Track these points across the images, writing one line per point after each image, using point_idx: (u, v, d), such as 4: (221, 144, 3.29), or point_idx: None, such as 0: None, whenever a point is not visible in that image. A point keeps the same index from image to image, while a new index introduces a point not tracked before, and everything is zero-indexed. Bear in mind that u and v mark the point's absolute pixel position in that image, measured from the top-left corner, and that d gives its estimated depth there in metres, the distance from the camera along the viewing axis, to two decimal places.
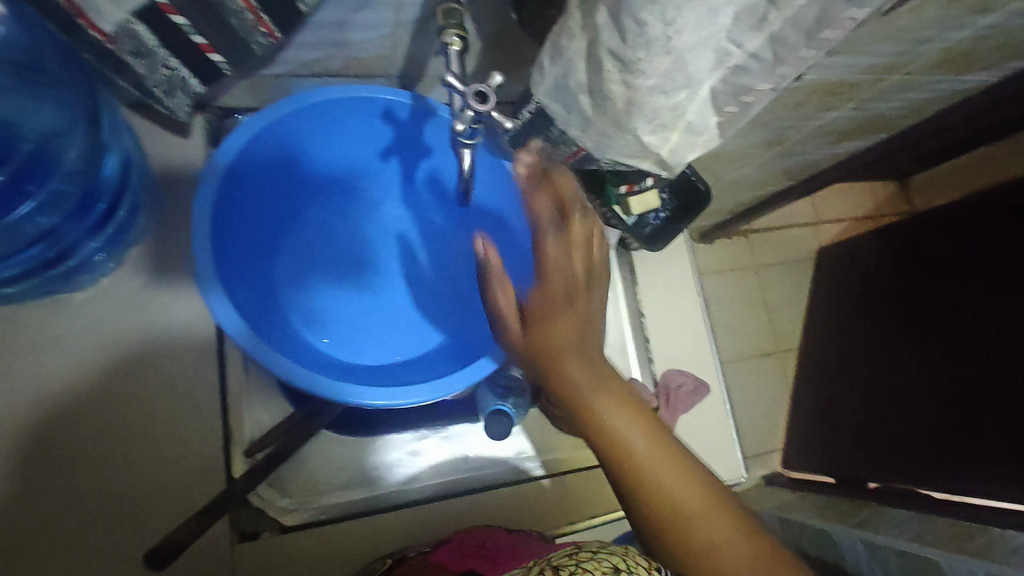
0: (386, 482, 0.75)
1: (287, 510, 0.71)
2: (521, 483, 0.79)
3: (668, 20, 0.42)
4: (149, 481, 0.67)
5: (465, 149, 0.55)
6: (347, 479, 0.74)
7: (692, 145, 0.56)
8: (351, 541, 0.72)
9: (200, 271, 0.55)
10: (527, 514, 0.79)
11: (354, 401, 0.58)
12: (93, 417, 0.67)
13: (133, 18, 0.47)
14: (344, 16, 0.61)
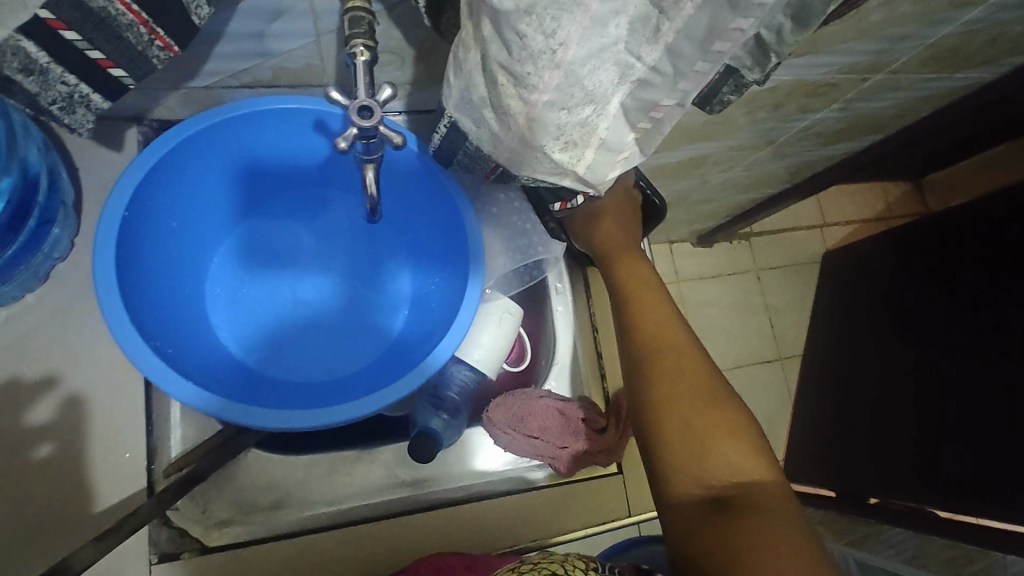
0: (313, 502, 0.74)
1: (209, 530, 0.70)
2: (457, 505, 0.77)
3: (548, 31, 0.39)
4: (77, 493, 0.68)
5: (368, 167, 0.54)
6: (274, 499, 0.73)
7: (612, 163, 0.52)
8: (272, 563, 0.70)
9: (102, 298, 0.55)
10: (463, 539, 0.75)
11: (261, 425, 0.57)
12: (22, 430, 0.67)
13: (18, 34, 0.45)
14: (260, 27, 0.59)
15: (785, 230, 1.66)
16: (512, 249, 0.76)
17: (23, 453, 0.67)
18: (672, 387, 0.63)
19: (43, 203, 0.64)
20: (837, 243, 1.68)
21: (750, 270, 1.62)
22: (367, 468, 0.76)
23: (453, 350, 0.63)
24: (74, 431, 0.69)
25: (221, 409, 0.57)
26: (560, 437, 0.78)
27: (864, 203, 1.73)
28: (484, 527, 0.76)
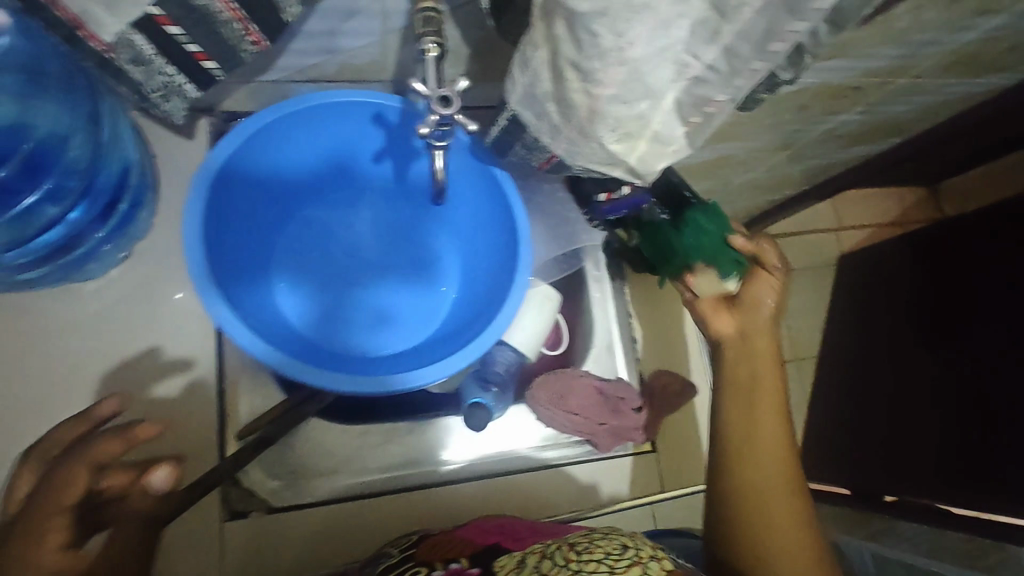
0: (370, 467, 0.80)
1: (274, 492, 0.76)
2: (501, 475, 0.82)
3: (619, 31, 0.43)
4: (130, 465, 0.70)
5: (437, 150, 0.58)
6: (333, 464, 0.79)
7: (662, 155, 0.57)
8: (335, 523, 0.76)
9: (194, 268, 0.60)
10: (509, 506, 0.81)
11: (333, 388, 0.62)
12: None
13: (131, 29, 0.51)
14: (333, 24, 0.64)
15: (801, 233, 1.68)
16: (559, 237, 0.81)
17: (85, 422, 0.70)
18: (783, 530, 0.65)
19: (132, 188, 0.67)
20: (852, 247, 1.70)
21: None
22: (417, 438, 0.82)
23: (507, 325, 0.69)
24: None
25: (300, 374, 0.62)
26: (599, 415, 0.83)
27: (879, 208, 1.76)
28: (517, 498, 0.81)
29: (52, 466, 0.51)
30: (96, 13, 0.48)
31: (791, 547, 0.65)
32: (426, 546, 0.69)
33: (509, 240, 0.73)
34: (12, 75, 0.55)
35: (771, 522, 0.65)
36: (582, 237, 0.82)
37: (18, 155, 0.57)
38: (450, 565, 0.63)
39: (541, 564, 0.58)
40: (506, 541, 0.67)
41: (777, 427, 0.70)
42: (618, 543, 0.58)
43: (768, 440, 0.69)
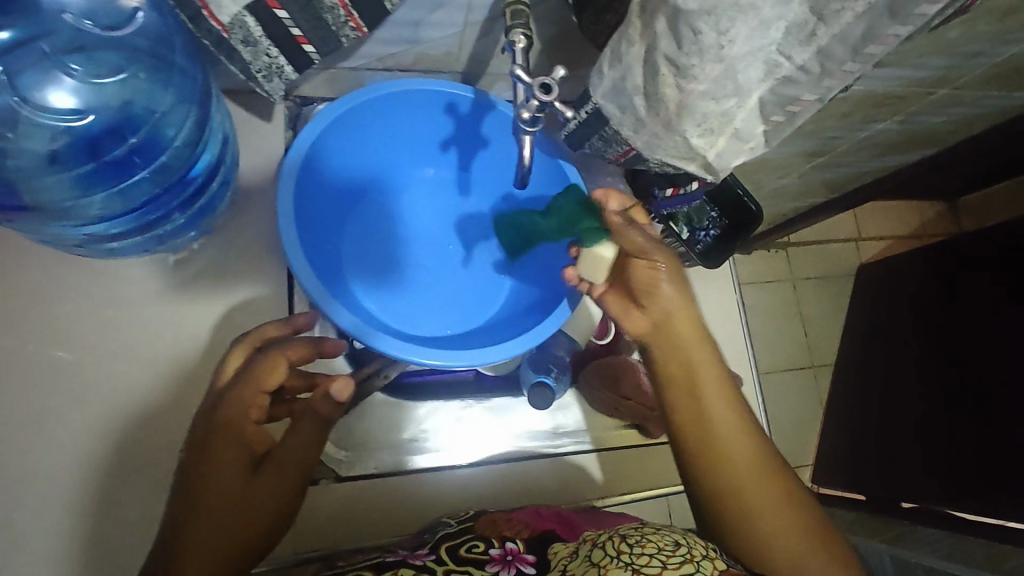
0: (434, 442, 0.83)
1: (344, 462, 0.79)
2: (558, 455, 0.86)
3: (721, 30, 0.46)
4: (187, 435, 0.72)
5: (524, 136, 0.59)
6: (398, 439, 0.82)
7: (738, 151, 0.59)
8: (403, 494, 0.80)
9: (287, 235, 0.63)
10: (563, 484, 0.86)
11: (413, 361, 0.66)
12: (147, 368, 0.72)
13: (246, 12, 0.54)
14: (420, 16, 0.67)
15: (824, 240, 1.69)
16: None
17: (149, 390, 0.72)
18: (777, 519, 0.64)
19: (224, 165, 0.70)
20: (872, 257, 1.72)
21: (785, 278, 1.61)
22: (478, 416, 0.86)
23: (570, 313, 0.72)
24: (190, 373, 0.73)
25: (385, 345, 0.65)
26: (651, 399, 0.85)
27: (897, 220, 1.78)
28: (528, 483, 0.85)
29: (256, 355, 0.61)
30: None
31: (791, 542, 0.64)
32: (483, 521, 0.72)
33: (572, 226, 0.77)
34: (137, 57, 0.58)
35: (756, 511, 0.64)
36: (641, 228, 0.84)
37: (133, 131, 0.59)
38: (507, 543, 0.68)
39: (592, 552, 0.62)
40: (562, 529, 0.73)
41: (728, 409, 0.67)
42: (670, 540, 0.61)
43: (733, 434, 0.66)
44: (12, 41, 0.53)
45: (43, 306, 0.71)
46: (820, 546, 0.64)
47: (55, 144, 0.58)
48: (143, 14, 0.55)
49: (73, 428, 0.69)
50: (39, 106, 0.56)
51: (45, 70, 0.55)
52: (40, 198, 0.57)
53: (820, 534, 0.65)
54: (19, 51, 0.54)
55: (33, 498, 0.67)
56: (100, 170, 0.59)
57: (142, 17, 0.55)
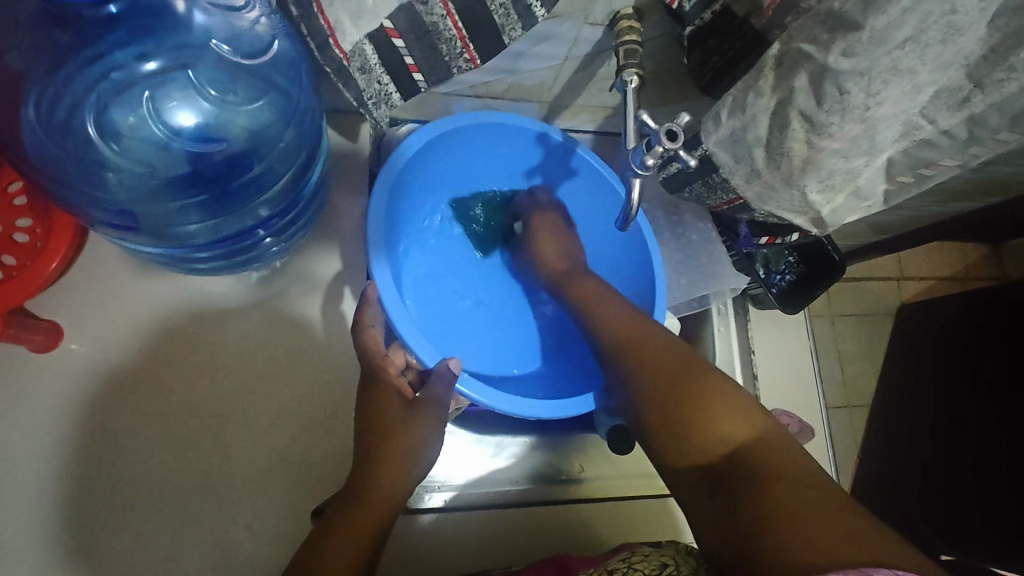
0: (504, 480, 0.79)
1: (416, 494, 0.74)
2: (639, 498, 0.82)
3: (872, 91, 0.45)
4: (235, 459, 0.68)
5: (637, 179, 0.57)
6: (470, 474, 0.78)
7: (854, 208, 0.58)
8: (478, 534, 0.75)
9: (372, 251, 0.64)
10: (643, 530, 0.80)
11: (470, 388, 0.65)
12: (199, 388, 0.69)
13: (366, 39, 0.53)
14: (525, 48, 0.66)
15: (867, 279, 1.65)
16: (703, 275, 0.83)
17: (200, 411, 0.69)
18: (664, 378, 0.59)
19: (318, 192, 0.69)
20: (913, 298, 1.68)
21: (824, 314, 1.59)
22: (551, 455, 0.82)
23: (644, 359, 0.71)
24: (238, 396, 0.70)
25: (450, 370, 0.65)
26: None
27: (942, 262, 1.75)
28: (542, 532, 0.77)
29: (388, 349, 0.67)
30: (343, 23, 0.50)
31: (671, 390, 0.58)
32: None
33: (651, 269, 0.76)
34: (267, 89, 0.57)
35: (638, 366, 0.61)
36: (728, 277, 0.81)
37: (246, 164, 0.59)
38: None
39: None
40: None
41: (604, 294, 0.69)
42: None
43: (609, 309, 0.67)
44: (156, 69, 0.54)
45: (117, 316, 0.69)
46: (723, 398, 0.56)
47: (167, 165, 0.57)
48: (280, 44, 0.53)
49: (141, 445, 0.67)
50: (165, 130, 0.56)
51: (174, 93, 0.55)
52: (145, 220, 0.57)
53: (708, 379, 0.58)
54: (161, 78, 0.54)
55: (92, 514, 0.64)
56: (207, 198, 0.59)
57: (279, 48, 0.54)
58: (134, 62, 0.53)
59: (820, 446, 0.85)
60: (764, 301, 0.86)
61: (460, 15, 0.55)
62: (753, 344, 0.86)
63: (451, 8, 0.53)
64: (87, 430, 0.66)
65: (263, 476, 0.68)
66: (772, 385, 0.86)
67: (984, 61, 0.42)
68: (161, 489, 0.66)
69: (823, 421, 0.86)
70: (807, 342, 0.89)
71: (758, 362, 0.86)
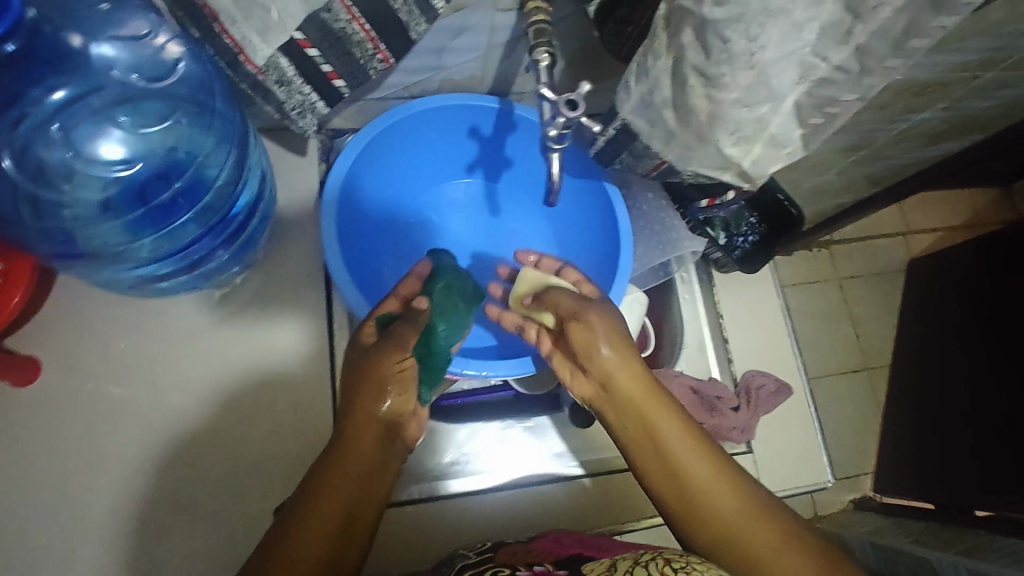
0: (477, 467, 0.82)
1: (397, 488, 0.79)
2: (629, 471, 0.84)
3: (752, 36, 0.45)
4: (221, 464, 0.73)
5: (553, 154, 0.60)
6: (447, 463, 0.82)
7: (775, 157, 0.58)
8: (462, 523, 0.79)
9: (329, 249, 0.69)
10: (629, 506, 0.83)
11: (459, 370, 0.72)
12: (179, 401, 0.74)
13: (279, 52, 0.55)
14: (444, 42, 0.69)
15: (870, 237, 1.61)
16: (659, 242, 0.82)
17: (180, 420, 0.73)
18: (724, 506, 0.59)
19: (262, 201, 0.74)
20: (921, 252, 1.62)
21: (831, 278, 1.56)
22: (529, 437, 0.85)
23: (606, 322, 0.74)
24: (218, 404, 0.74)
25: (459, 365, 0.73)
26: (697, 412, 0.78)
27: (950, 210, 1.68)
28: (510, 519, 0.81)
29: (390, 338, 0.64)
30: (253, 40, 0.53)
31: (762, 552, 0.57)
32: (504, 552, 0.69)
33: (608, 237, 0.80)
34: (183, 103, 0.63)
35: (681, 460, 0.61)
36: (684, 242, 0.80)
37: (183, 176, 0.65)
38: (534, 567, 0.63)
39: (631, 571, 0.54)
40: (588, 551, 0.67)
41: (650, 394, 0.64)
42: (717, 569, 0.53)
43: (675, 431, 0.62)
44: (66, 98, 0.60)
45: (93, 341, 0.74)
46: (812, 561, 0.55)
47: (111, 193, 0.64)
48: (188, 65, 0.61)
49: (133, 466, 0.71)
50: (93, 158, 0.63)
51: (94, 125, 0.62)
52: (93, 241, 0.63)
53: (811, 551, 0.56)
54: (73, 107, 0.60)
55: (88, 525, 0.69)
56: (146, 214, 0.64)
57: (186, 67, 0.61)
58: (45, 96, 0.59)
59: (800, 402, 0.85)
60: (721, 259, 0.86)
61: (365, 18, 0.56)
62: (720, 309, 0.86)
63: (357, 13, 0.55)
64: (80, 458, 0.71)
65: (247, 483, 0.73)
66: (749, 349, 0.86)
67: None
68: (154, 496, 0.71)
69: (802, 378, 0.86)
70: (778, 300, 0.89)
71: (728, 325, 0.87)
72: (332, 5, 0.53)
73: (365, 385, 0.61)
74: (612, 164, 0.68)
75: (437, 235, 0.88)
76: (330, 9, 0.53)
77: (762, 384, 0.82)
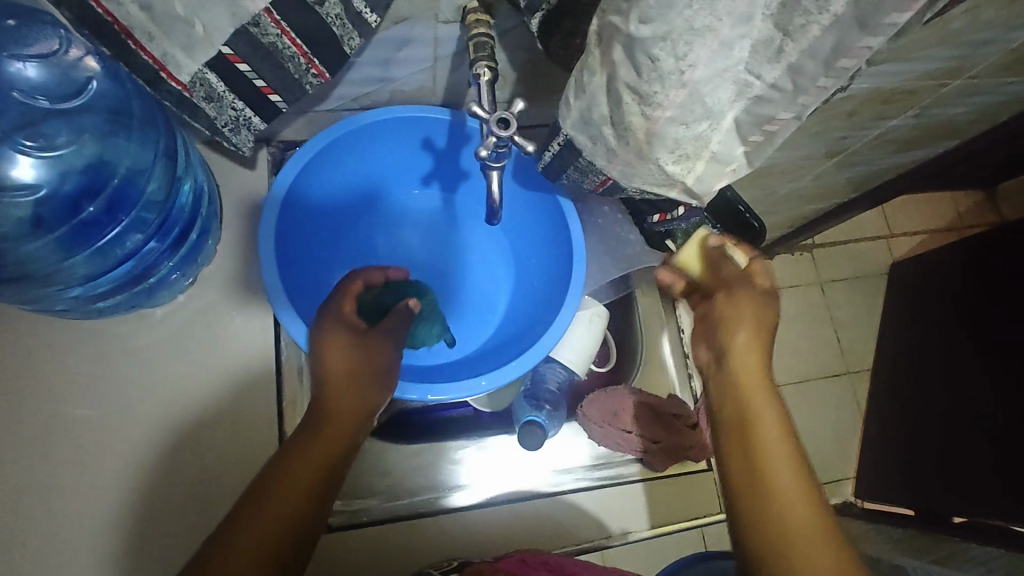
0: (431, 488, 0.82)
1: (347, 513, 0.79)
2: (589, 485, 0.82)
3: (679, 54, 0.43)
4: None
5: (494, 172, 0.59)
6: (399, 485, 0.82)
7: (720, 174, 0.57)
8: (418, 544, 0.78)
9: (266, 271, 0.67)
10: (592, 523, 0.81)
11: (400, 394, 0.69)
12: None
13: (205, 68, 0.53)
14: (388, 54, 0.67)
15: (851, 240, 1.60)
16: (614, 259, 0.81)
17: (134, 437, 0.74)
18: (788, 487, 0.56)
19: (202, 217, 0.74)
20: (903, 256, 1.61)
21: (812, 283, 1.55)
22: (481, 455, 0.84)
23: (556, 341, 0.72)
24: None
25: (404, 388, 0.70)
26: (651, 431, 0.81)
27: (931, 213, 1.67)
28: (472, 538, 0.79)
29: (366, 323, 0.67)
30: (175, 56, 0.51)
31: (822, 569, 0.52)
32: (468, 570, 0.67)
33: (563, 252, 0.78)
34: (104, 118, 0.64)
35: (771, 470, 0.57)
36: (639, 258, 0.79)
37: (111, 188, 0.67)
38: None
39: None
40: None
41: (765, 404, 0.61)
42: None
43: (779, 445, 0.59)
44: None
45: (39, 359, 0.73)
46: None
47: (43, 210, 0.66)
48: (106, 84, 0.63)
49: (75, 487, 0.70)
50: (22, 177, 0.65)
51: (9, 148, 0.64)
52: (25, 261, 0.65)
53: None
54: None
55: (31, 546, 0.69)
56: (75, 229, 0.67)
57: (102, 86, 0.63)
58: None
59: None
60: None
61: (296, 32, 0.54)
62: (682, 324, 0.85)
63: (285, 27, 0.53)
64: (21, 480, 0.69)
65: None
66: None
67: (782, 8, 0.41)
68: None
69: None
70: None
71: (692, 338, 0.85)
72: (260, 20, 0.51)
73: (362, 355, 0.63)
74: (559, 178, 0.66)
75: (392, 249, 0.86)
76: (257, 23, 0.51)
77: (719, 402, 0.84)
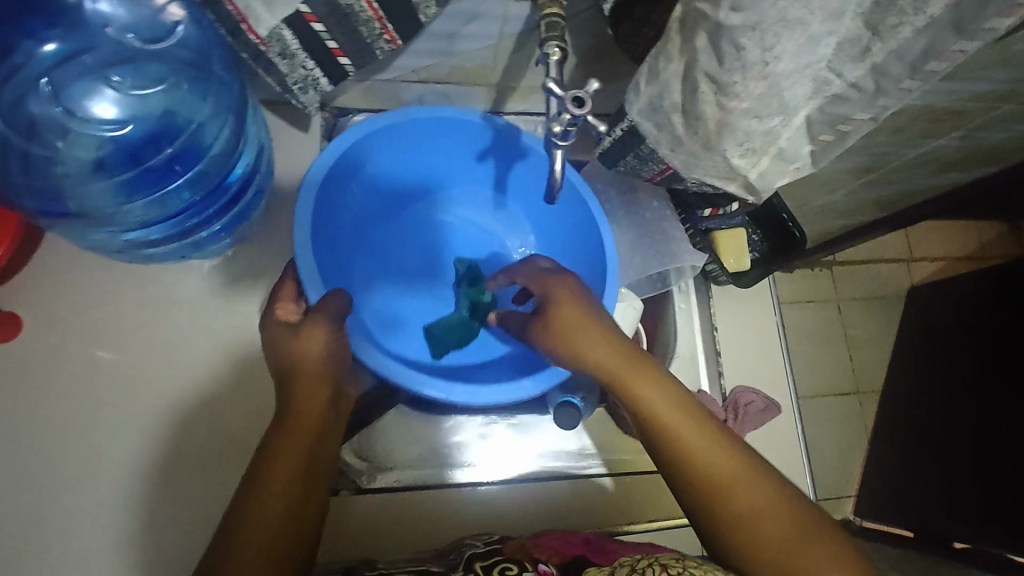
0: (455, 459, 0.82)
1: (367, 473, 0.78)
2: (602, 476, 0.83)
3: (767, 45, 0.44)
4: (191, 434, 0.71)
5: (557, 150, 0.58)
6: (419, 454, 0.82)
7: (782, 172, 0.57)
8: (430, 518, 0.78)
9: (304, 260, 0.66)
10: (600, 513, 0.82)
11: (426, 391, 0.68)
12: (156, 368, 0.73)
13: (283, 25, 0.54)
14: (455, 28, 0.67)
15: (873, 261, 1.60)
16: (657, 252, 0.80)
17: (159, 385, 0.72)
18: (736, 475, 0.57)
19: (259, 175, 0.74)
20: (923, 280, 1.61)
21: (830, 299, 1.54)
22: (510, 433, 0.85)
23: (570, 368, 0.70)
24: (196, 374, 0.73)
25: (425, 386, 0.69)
26: None
27: (954, 240, 1.67)
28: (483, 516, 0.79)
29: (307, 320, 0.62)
30: (256, 9, 0.52)
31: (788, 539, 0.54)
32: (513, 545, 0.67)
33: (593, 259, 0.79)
34: (181, 68, 0.65)
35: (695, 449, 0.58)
36: (685, 255, 0.78)
37: (179, 139, 0.66)
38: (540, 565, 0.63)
39: None
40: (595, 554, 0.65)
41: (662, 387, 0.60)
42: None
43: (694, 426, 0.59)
44: (59, 52, 0.62)
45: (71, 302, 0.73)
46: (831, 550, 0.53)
47: (109, 152, 0.65)
48: (189, 31, 0.62)
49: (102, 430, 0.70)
50: (94, 116, 0.65)
51: (96, 81, 0.64)
52: (85, 199, 0.64)
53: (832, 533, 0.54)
54: (70, 64, 0.62)
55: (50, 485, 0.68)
56: (139, 175, 0.66)
57: (186, 32, 0.63)
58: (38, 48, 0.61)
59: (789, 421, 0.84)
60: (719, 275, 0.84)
61: None
62: (715, 323, 0.85)
63: None
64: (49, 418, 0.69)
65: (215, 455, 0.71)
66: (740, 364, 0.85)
67: (876, 6, 0.42)
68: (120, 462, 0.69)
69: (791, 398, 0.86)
70: (773, 317, 0.89)
71: (721, 338, 0.86)
72: None
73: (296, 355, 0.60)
74: (617, 165, 0.67)
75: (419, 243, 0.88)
76: None
77: (750, 401, 0.82)
